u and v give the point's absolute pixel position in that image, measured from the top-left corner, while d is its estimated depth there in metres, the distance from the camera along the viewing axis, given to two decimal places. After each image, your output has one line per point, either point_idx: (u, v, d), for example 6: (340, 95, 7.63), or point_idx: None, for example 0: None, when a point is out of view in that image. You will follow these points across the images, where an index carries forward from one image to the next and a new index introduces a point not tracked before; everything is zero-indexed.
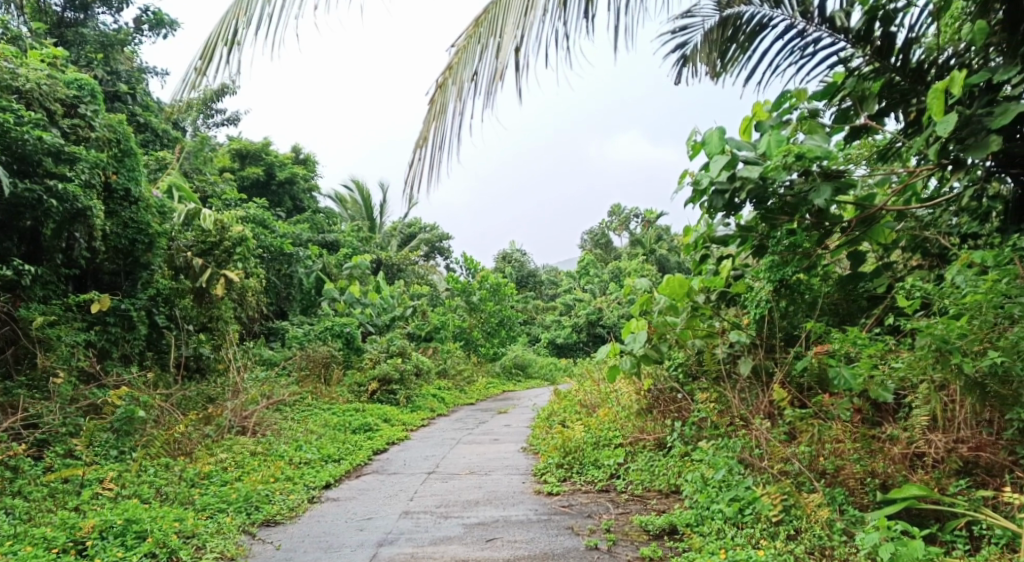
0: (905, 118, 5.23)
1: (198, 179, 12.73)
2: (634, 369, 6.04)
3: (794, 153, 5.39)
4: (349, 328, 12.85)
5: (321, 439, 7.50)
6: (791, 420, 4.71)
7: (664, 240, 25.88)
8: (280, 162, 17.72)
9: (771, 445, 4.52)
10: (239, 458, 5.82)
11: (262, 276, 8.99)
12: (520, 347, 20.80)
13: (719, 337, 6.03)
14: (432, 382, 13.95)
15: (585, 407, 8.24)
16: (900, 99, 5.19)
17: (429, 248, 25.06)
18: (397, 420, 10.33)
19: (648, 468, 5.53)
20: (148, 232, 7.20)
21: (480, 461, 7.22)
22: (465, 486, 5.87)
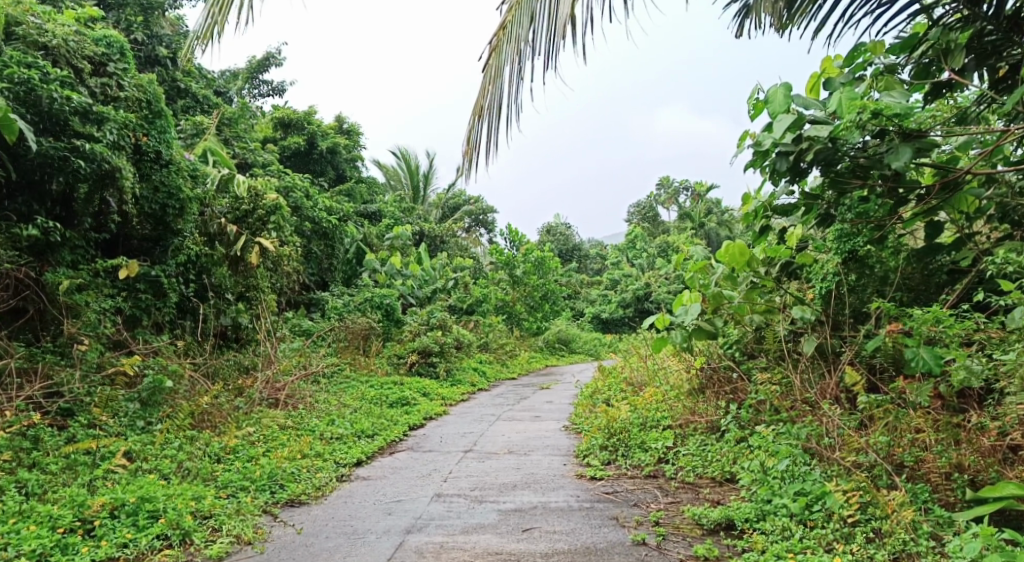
0: (992, 74, 4.84)
1: (238, 147, 12.57)
2: (685, 345, 5.60)
3: (869, 109, 4.81)
4: (390, 299, 12.61)
5: (355, 412, 7.27)
6: (864, 406, 4.21)
7: (714, 214, 25.06)
8: (322, 131, 17.51)
9: (843, 434, 4.03)
10: (268, 432, 5.59)
11: (298, 244, 8.77)
12: (564, 322, 20.41)
13: (779, 313, 5.55)
14: (473, 355, 13.69)
15: (631, 386, 7.82)
16: (991, 52, 4.75)
17: (472, 221, 24.77)
18: (436, 394, 10.08)
19: (700, 454, 5.11)
20: (179, 197, 6.99)
21: (519, 439, 6.89)
22: (502, 467, 5.54)
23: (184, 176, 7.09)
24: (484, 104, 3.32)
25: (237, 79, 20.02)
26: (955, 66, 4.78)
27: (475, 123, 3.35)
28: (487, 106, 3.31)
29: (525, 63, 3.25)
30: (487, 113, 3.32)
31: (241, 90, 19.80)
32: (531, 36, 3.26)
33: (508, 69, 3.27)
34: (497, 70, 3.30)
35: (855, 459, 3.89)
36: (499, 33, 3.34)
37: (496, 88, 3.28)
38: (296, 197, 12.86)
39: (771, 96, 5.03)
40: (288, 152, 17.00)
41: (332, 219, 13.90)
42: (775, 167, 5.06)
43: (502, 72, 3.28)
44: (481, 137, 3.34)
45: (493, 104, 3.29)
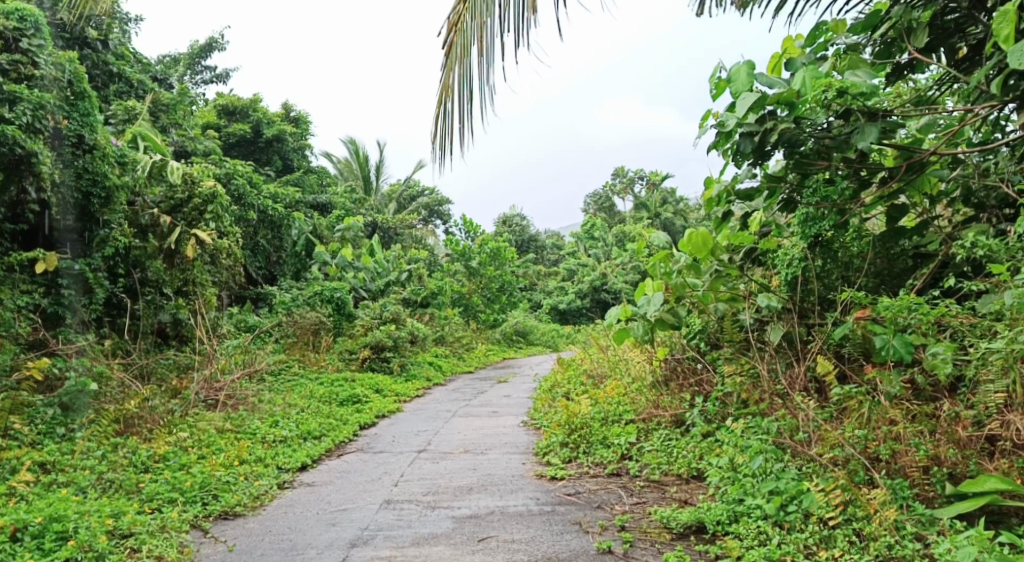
0: (953, 55, 4.76)
1: (177, 134, 11.92)
2: (648, 337, 5.36)
3: (834, 89, 4.63)
4: (340, 293, 12.15)
5: (302, 412, 6.88)
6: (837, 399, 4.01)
7: (669, 204, 25.10)
8: (269, 119, 16.85)
9: (816, 427, 3.82)
10: (203, 437, 5.19)
11: (240, 235, 8.28)
12: (520, 314, 20.17)
13: (744, 300, 5.36)
14: (428, 349, 13.34)
15: (591, 378, 7.59)
16: (952, 31, 4.67)
17: (427, 212, 24.34)
18: (390, 390, 9.71)
19: (664, 450, 4.90)
20: (105, 184, 6.46)
21: (477, 436, 6.60)
22: (458, 468, 5.25)
23: (112, 163, 6.57)
24: (451, 84, 3.00)
25: (179, 65, 19.16)
26: (918, 45, 4.63)
27: (444, 106, 3.03)
28: (453, 87, 2.99)
29: (492, 38, 2.90)
30: (455, 93, 2.98)
31: (183, 76, 18.96)
32: (497, 8, 2.91)
33: (474, 45, 2.94)
34: (463, 47, 2.98)
35: (830, 453, 3.67)
36: (460, 8, 3.04)
37: (463, 66, 2.96)
38: (241, 186, 12.29)
39: (731, 75, 4.81)
40: (233, 141, 16.31)
41: (279, 209, 13.34)
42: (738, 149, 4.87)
43: (468, 48, 2.96)
44: (450, 121, 3.00)
45: (460, 84, 2.95)
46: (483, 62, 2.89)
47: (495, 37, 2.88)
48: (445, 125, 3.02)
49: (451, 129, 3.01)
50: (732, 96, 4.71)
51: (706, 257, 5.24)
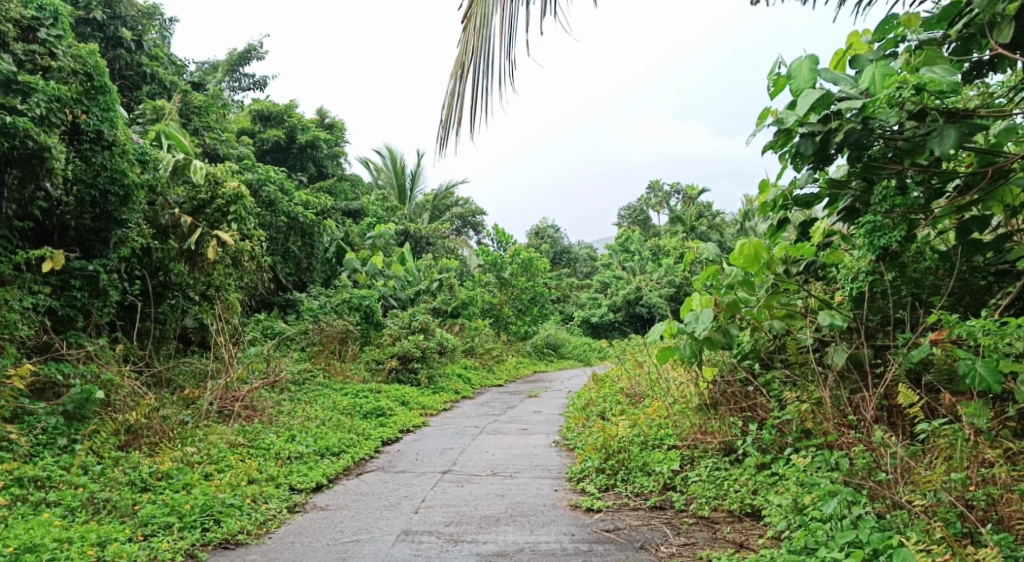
0: None
1: (209, 137, 11.76)
2: (695, 357, 4.85)
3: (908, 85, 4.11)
4: (369, 301, 11.84)
5: (322, 426, 6.51)
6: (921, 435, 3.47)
7: (705, 218, 24.50)
8: (302, 125, 16.71)
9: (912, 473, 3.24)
10: (212, 452, 4.83)
11: (264, 238, 7.98)
12: (552, 326, 19.71)
13: (802, 317, 4.84)
14: (457, 361, 12.95)
15: (628, 398, 7.10)
16: None
17: (461, 222, 24.04)
18: (416, 403, 9.33)
19: (713, 482, 4.41)
20: (124, 182, 6.18)
21: (505, 457, 6.16)
22: (484, 493, 4.82)
23: (132, 160, 6.31)
24: (466, 60, 2.59)
25: (216, 72, 19.20)
26: (1004, 40, 3.99)
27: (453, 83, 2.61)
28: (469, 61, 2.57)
29: (518, 10, 2.56)
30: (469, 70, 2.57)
31: (221, 83, 18.99)
32: None
33: (497, 16, 2.57)
34: (483, 17, 2.57)
35: (928, 504, 3.10)
36: None
37: (480, 39, 2.56)
38: (271, 191, 12.09)
39: (794, 70, 4.37)
40: (266, 146, 16.18)
41: (310, 215, 13.10)
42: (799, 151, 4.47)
43: (488, 20, 2.57)
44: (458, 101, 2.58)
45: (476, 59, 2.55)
46: (504, 35, 2.53)
47: (519, 5, 2.54)
48: (458, 106, 2.60)
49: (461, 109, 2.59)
50: (794, 93, 4.29)
51: (762, 271, 4.72)
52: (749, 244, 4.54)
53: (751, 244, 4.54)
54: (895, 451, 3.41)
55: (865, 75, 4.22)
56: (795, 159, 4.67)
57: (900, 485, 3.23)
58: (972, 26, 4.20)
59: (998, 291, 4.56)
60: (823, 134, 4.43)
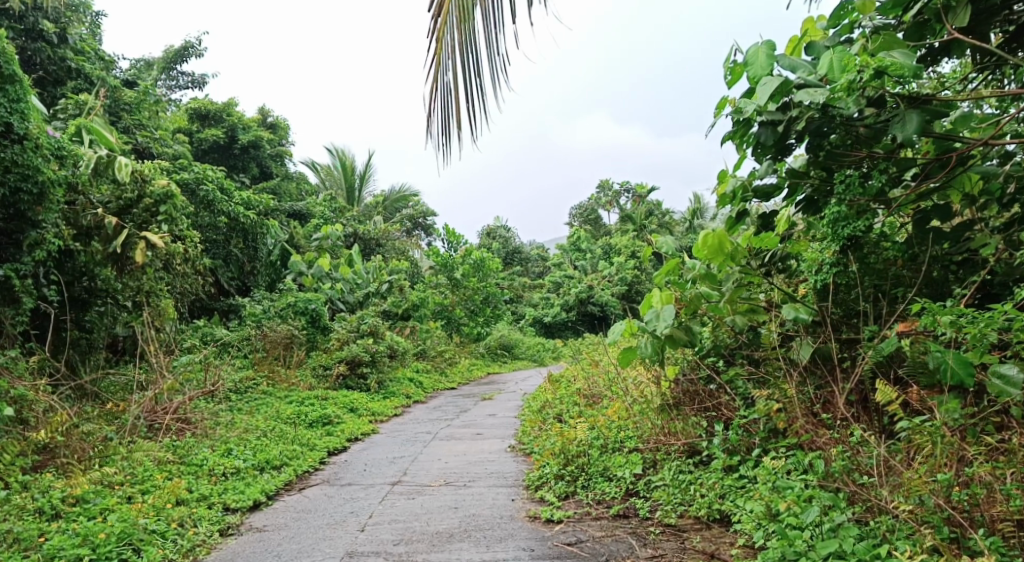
0: (1000, 35, 3.91)
1: (141, 136, 11.12)
2: (656, 356, 4.62)
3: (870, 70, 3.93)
4: (315, 304, 11.37)
5: (263, 437, 6.10)
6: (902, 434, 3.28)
7: (655, 216, 24.63)
8: (243, 123, 16.06)
9: (900, 477, 3.04)
10: (136, 471, 4.41)
11: (199, 239, 7.48)
12: (506, 327, 19.46)
13: (766, 312, 4.65)
14: (408, 365, 12.57)
15: (587, 400, 6.85)
16: (996, 8, 3.80)
17: (411, 224, 23.60)
18: (366, 409, 8.94)
19: (678, 487, 4.20)
20: (37, 179, 5.62)
21: (458, 465, 5.84)
22: (437, 507, 4.50)
23: (47, 155, 5.79)
24: (446, 55, 2.52)
25: (151, 69, 18.35)
26: (959, 26, 3.80)
27: (439, 79, 2.54)
28: (454, 54, 2.50)
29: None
30: (454, 64, 2.51)
31: (156, 80, 18.17)
32: None
33: (476, 7, 2.50)
34: (461, 10, 2.50)
35: (919, 510, 2.91)
36: None
37: (463, 35, 2.50)
38: (208, 191, 11.51)
39: (751, 56, 4.25)
40: (205, 146, 15.48)
41: (251, 216, 12.54)
42: (758, 141, 4.28)
43: (468, 12, 2.49)
44: (454, 98, 2.52)
45: (464, 52, 2.49)
46: (489, 27, 2.49)
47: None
48: (444, 104, 2.55)
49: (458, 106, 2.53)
50: (752, 80, 4.09)
51: (725, 263, 4.51)
52: (712, 235, 4.36)
53: (714, 236, 4.36)
54: (876, 452, 3.22)
55: (823, 60, 4.04)
56: (755, 150, 4.46)
57: (887, 490, 3.04)
58: (928, 10, 3.99)
59: (960, 280, 4.44)
60: (784, 122, 4.20)
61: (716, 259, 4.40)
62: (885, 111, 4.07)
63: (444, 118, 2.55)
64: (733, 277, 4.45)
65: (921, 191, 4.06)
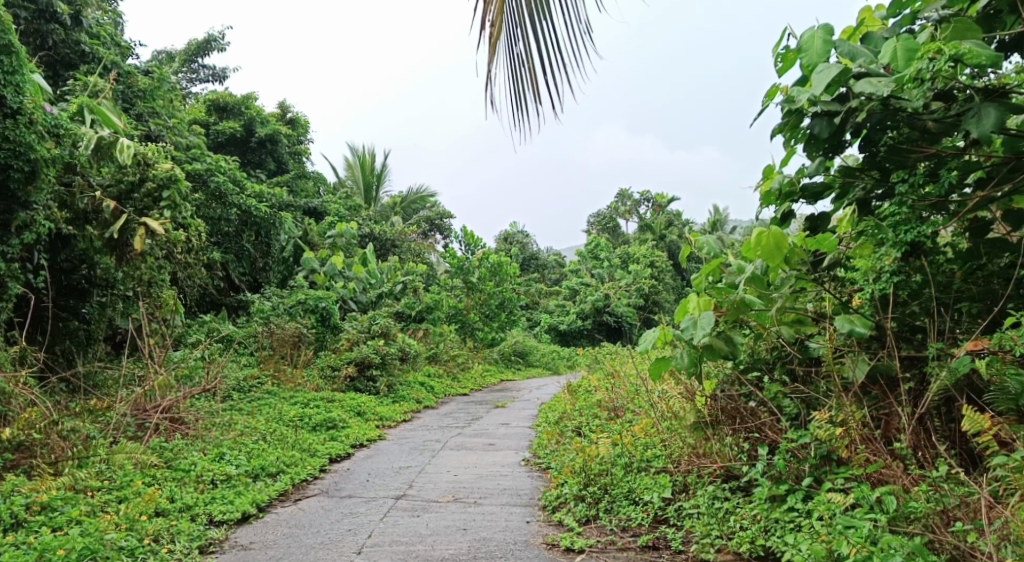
0: None
1: (153, 124, 10.80)
2: (693, 368, 4.18)
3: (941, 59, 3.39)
4: (325, 302, 10.99)
5: (262, 441, 5.70)
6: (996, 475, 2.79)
7: (675, 227, 24.21)
8: (261, 117, 15.76)
9: (1007, 527, 2.58)
10: (115, 477, 4.03)
11: (204, 229, 7.09)
12: (520, 333, 19.03)
13: (814, 323, 4.18)
14: (420, 368, 12.17)
15: (610, 414, 6.38)
16: None
17: (428, 225, 23.26)
18: (373, 413, 8.54)
19: (715, 518, 3.76)
20: (30, 157, 5.25)
21: (468, 478, 5.40)
22: (445, 527, 4.07)
23: (43, 132, 5.41)
24: (517, 21, 2.24)
25: (172, 61, 18.14)
26: None
27: (506, 48, 2.26)
28: (523, 21, 2.23)
29: None
30: (524, 33, 2.24)
31: (176, 73, 17.95)
32: None
33: None
34: None
35: None
36: None
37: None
38: (221, 183, 11.18)
39: (805, 41, 3.69)
40: (222, 139, 15.21)
41: (264, 210, 12.19)
42: (812, 135, 3.87)
43: None
44: (529, 70, 2.25)
45: (536, 19, 2.25)
46: None
47: None
48: (523, 78, 2.26)
49: (532, 79, 2.27)
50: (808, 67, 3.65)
51: (777, 267, 4.09)
52: (767, 233, 3.91)
53: (770, 235, 3.91)
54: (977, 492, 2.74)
55: (886, 50, 3.59)
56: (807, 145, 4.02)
57: (989, 546, 2.59)
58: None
59: None
60: (842, 114, 3.79)
61: (771, 261, 3.95)
62: (958, 105, 3.57)
63: (525, 94, 2.27)
64: (786, 283, 4.03)
65: (997, 196, 3.54)
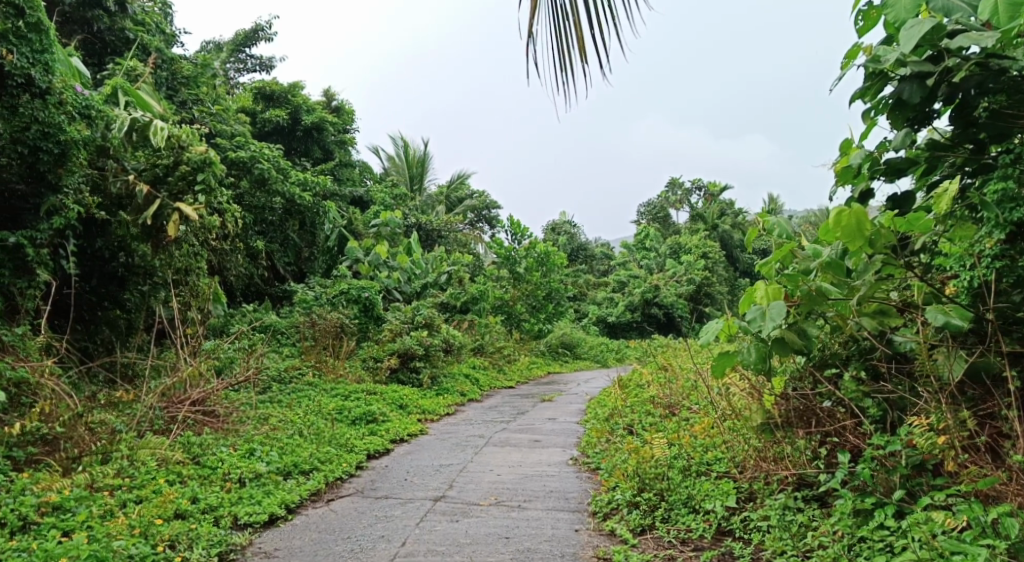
0: None
1: (197, 112, 10.71)
2: (761, 365, 3.71)
3: None
4: (368, 292, 10.78)
5: (297, 436, 5.45)
6: None
7: (727, 216, 23.45)
8: (307, 106, 15.65)
9: None
10: (135, 474, 3.82)
11: (241, 215, 6.88)
12: (567, 325, 18.61)
13: (900, 314, 3.66)
14: (464, 360, 11.87)
15: (664, 412, 5.94)
16: None
17: (475, 216, 22.99)
18: (416, 407, 8.27)
19: (790, 533, 3.32)
20: (60, 140, 5.08)
21: (512, 479, 5.03)
22: (484, 535, 3.73)
23: (73, 114, 5.24)
24: None
25: (220, 52, 18.18)
26: None
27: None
28: None
29: None
30: None
31: (224, 63, 18.01)
32: None
33: None
34: None
35: None
36: None
37: None
38: (265, 171, 11.04)
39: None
40: (268, 128, 15.16)
41: (308, 198, 12.04)
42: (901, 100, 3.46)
43: None
44: (573, 23, 2.04)
45: None
46: None
47: None
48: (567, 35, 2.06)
49: (577, 31, 2.06)
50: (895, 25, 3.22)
51: (861, 251, 3.49)
52: (849, 212, 3.31)
53: (852, 213, 3.31)
54: None
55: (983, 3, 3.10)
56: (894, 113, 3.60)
57: None
58: None
59: None
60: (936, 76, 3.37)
61: (851, 244, 3.36)
62: None
63: (569, 52, 2.07)
64: (872, 269, 3.45)
65: None
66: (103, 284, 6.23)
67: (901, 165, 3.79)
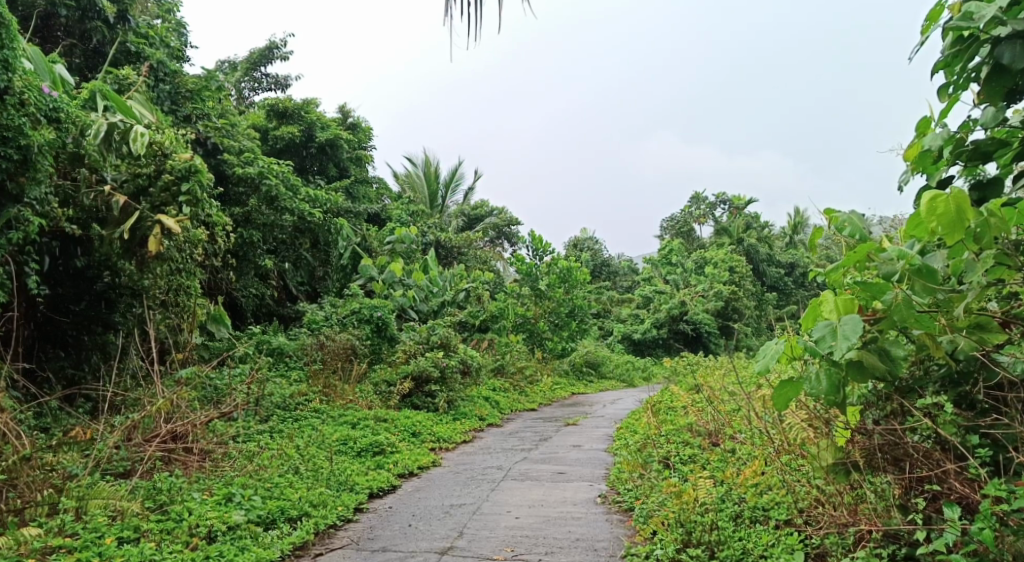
0: None
1: (202, 126, 10.25)
2: (831, 395, 3.01)
3: None
4: (381, 311, 10.17)
5: (290, 474, 4.83)
6: None
7: (754, 229, 22.66)
8: (321, 122, 15.20)
9: None
10: (80, 532, 3.23)
11: (233, 226, 6.32)
12: (592, 343, 17.88)
13: (1005, 329, 2.91)
14: (484, 381, 11.19)
15: (705, 441, 5.23)
16: None
17: (495, 233, 22.41)
18: (430, 434, 7.61)
19: None
20: (21, 145, 4.55)
21: (531, 524, 4.34)
22: None
23: (37, 116, 4.71)
24: None
25: (234, 70, 17.87)
26: None
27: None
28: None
29: None
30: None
31: (237, 82, 17.71)
32: None
33: None
34: None
35: None
36: None
37: None
38: (272, 186, 10.54)
39: None
40: (280, 145, 14.74)
41: (320, 214, 11.49)
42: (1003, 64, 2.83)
43: None
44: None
45: None
46: None
47: None
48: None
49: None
50: None
51: (962, 247, 2.78)
52: (946, 197, 2.65)
53: (951, 199, 2.64)
54: None
55: None
56: (989, 83, 2.94)
57: None
58: None
59: None
60: None
61: (952, 238, 2.67)
62: None
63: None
64: (981, 269, 2.71)
65: None
66: (92, 306, 5.81)
67: (990, 148, 3.06)
